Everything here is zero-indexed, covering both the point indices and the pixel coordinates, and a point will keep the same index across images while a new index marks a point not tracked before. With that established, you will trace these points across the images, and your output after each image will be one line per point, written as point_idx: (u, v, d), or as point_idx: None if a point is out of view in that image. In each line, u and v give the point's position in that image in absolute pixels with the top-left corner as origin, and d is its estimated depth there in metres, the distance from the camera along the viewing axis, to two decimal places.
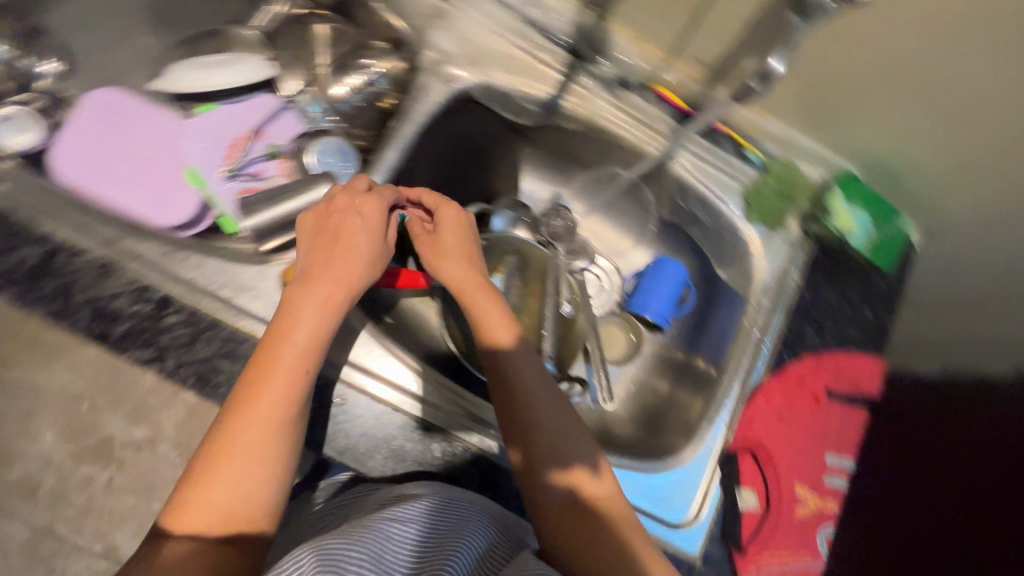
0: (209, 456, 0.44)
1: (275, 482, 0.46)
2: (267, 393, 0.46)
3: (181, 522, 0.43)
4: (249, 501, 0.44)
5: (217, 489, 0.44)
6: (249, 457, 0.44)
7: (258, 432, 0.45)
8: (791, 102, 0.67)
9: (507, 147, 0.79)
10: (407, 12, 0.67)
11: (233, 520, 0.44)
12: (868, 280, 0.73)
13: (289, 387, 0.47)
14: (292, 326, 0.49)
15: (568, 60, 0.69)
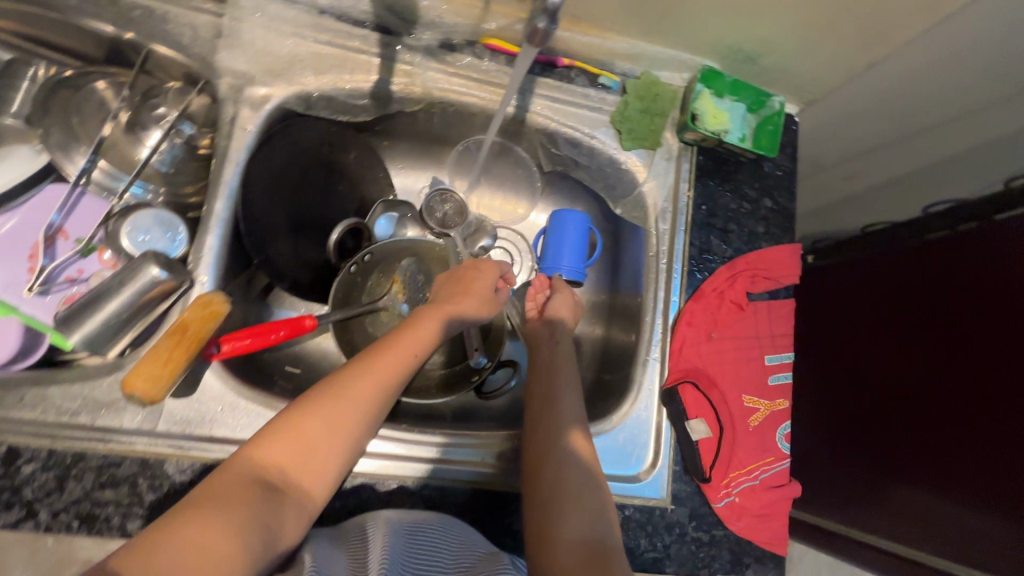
0: (298, 412, 0.48)
1: (335, 469, 0.48)
2: (377, 386, 0.51)
3: (245, 462, 0.45)
4: (313, 470, 0.46)
5: (292, 442, 0.46)
6: (329, 435, 0.47)
7: (345, 421, 0.48)
8: (623, 15, 0.61)
9: (361, 148, 0.71)
10: (181, 41, 0.58)
11: (294, 478, 0.46)
12: (760, 170, 0.70)
13: (381, 401, 0.51)
14: (412, 351, 0.55)
15: (380, 40, 0.62)
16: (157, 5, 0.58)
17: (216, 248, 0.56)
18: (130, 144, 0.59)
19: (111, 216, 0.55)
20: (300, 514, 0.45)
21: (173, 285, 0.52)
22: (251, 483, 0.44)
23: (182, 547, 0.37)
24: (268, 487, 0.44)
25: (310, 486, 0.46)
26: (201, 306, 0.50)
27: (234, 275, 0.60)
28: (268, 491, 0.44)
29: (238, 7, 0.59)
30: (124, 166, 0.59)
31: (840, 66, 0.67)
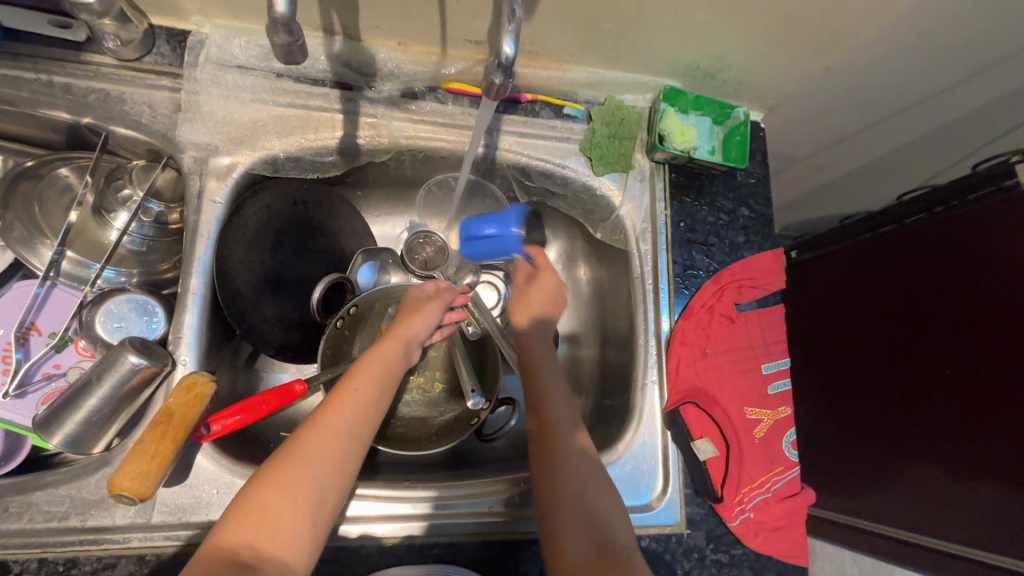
0: (259, 479, 0.42)
1: (315, 528, 0.42)
2: (340, 426, 0.46)
3: (212, 550, 0.39)
4: (288, 535, 0.41)
5: (257, 514, 0.41)
6: (296, 491, 0.42)
7: (311, 470, 0.43)
8: (580, 46, 0.62)
9: (335, 203, 0.70)
10: (140, 119, 0.58)
11: (268, 550, 0.40)
12: (733, 181, 0.71)
13: (350, 438, 0.46)
14: (372, 382, 0.50)
15: (342, 96, 0.62)
16: (112, 87, 0.57)
17: (196, 324, 0.55)
18: (98, 229, 0.58)
19: (85, 305, 0.53)
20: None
21: (155, 371, 0.50)
22: (221, 568, 0.38)
23: None
24: (241, 567, 0.39)
25: (290, 555, 0.40)
26: (185, 390, 0.49)
27: (217, 350, 0.58)
28: (239, 572, 0.38)
29: (194, 79, 0.58)
30: (93, 253, 0.58)
31: (798, 72, 0.68)
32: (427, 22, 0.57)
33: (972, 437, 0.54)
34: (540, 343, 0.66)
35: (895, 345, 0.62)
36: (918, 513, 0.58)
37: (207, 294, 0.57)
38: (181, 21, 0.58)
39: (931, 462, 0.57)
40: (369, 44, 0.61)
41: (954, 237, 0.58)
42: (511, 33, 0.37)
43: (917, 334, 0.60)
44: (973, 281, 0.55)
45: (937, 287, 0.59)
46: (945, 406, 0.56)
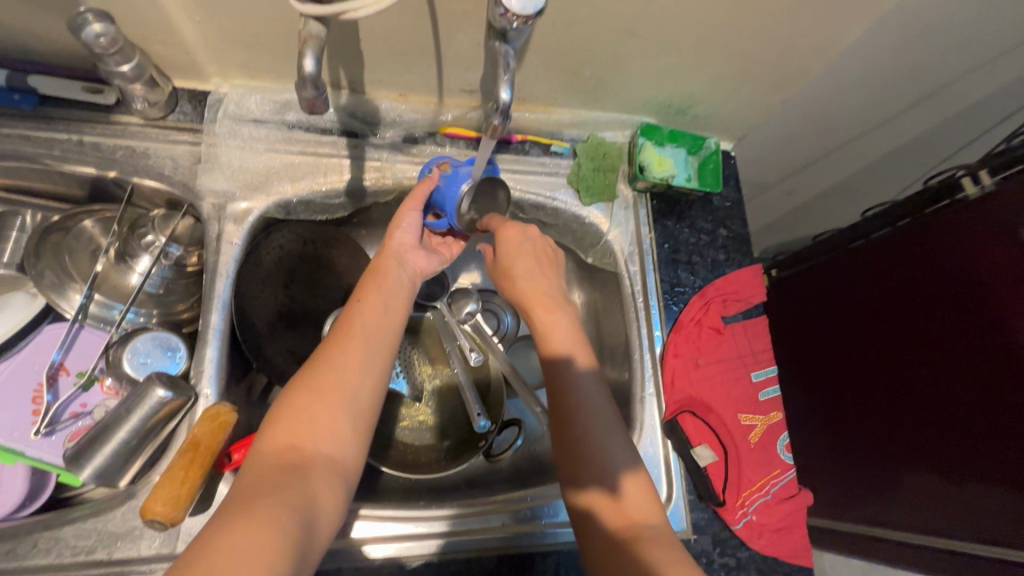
0: (292, 391, 0.46)
1: (354, 426, 0.45)
2: (360, 341, 0.49)
3: (258, 456, 0.42)
4: (328, 431, 0.44)
5: (298, 418, 0.44)
6: (330, 393, 0.45)
7: (343, 375, 0.47)
8: (563, 91, 0.69)
9: (343, 242, 0.74)
10: (163, 171, 0.62)
11: (312, 447, 0.43)
12: (710, 204, 0.77)
13: (370, 349, 0.49)
14: (382, 301, 0.53)
15: (349, 143, 0.68)
16: (138, 143, 0.62)
17: (216, 358, 0.58)
18: (122, 274, 0.61)
19: (111, 345, 0.56)
20: (335, 477, 0.43)
21: (179, 403, 0.53)
22: (272, 468, 0.41)
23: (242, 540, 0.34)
24: (291, 465, 0.41)
25: (334, 450, 0.44)
26: (210, 419, 0.51)
27: (234, 383, 0.61)
28: (290, 467, 0.41)
29: (213, 133, 0.64)
30: (117, 296, 0.61)
31: (759, 105, 0.75)
32: (426, 74, 0.63)
33: (936, 421, 0.74)
34: (554, 298, 0.60)
35: (876, 353, 0.84)
36: (914, 524, 0.76)
37: (226, 329, 0.60)
38: (201, 82, 0.64)
39: (911, 457, 0.77)
40: (372, 96, 0.67)
41: (873, 267, 0.85)
42: (508, 80, 0.43)
43: (866, 340, 0.85)
44: (923, 301, 0.77)
45: (898, 310, 0.81)
46: (915, 398, 0.77)
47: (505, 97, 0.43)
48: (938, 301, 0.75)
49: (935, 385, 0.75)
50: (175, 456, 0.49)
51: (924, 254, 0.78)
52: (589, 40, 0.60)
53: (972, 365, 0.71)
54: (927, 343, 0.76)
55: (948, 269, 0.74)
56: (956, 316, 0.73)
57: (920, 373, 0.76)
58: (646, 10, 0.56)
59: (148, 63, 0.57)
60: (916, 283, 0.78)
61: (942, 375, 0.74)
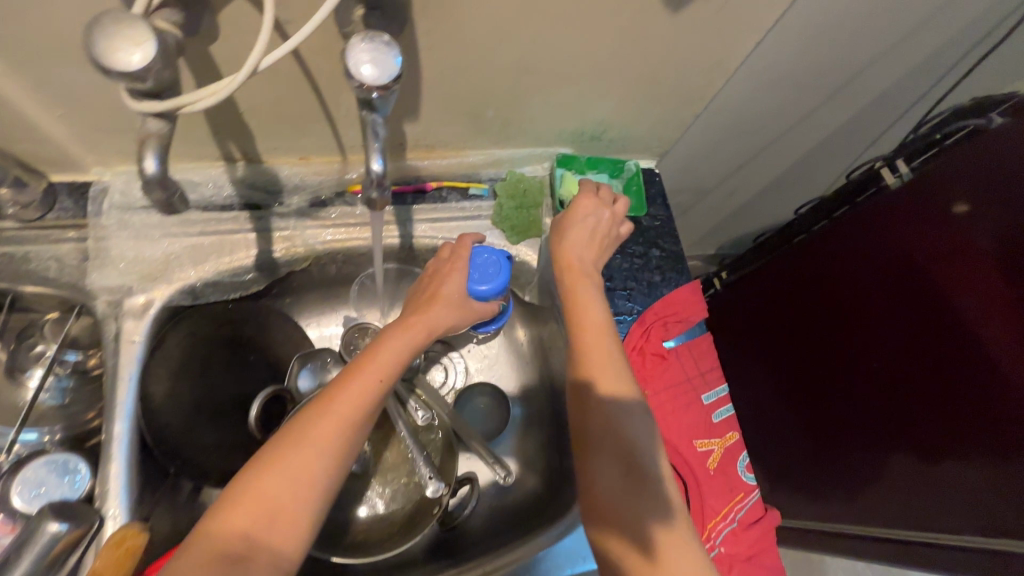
0: (259, 469, 0.45)
1: (312, 515, 0.45)
2: (347, 415, 0.48)
3: (206, 539, 0.42)
4: (285, 523, 0.43)
5: (253, 503, 0.43)
6: (293, 481, 0.44)
7: (316, 458, 0.46)
8: (470, 135, 0.66)
9: (264, 316, 0.70)
10: (49, 275, 0.58)
11: (262, 539, 0.42)
12: (639, 226, 0.76)
13: (355, 427, 0.48)
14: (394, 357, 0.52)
15: (252, 216, 0.64)
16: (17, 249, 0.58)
17: (124, 473, 0.54)
18: (13, 392, 0.57)
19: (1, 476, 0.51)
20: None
21: (77, 534, 0.48)
22: (211, 559, 0.40)
23: None
24: (231, 560, 0.41)
25: (285, 541, 0.43)
26: (114, 546, 0.47)
27: (149, 491, 0.57)
28: (233, 561, 0.41)
29: (100, 226, 0.59)
30: (8, 417, 0.56)
31: (673, 122, 0.75)
32: (321, 136, 0.61)
33: (894, 407, 0.79)
34: (590, 272, 0.59)
35: (831, 351, 0.89)
36: (899, 514, 0.80)
37: (134, 437, 0.56)
38: (81, 173, 0.60)
39: (882, 445, 0.82)
40: (271, 164, 0.64)
41: (815, 268, 0.90)
42: (378, 151, 0.41)
43: (821, 337, 0.90)
44: (864, 297, 0.82)
45: (862, 307, 0.83)
46: (875, 390, 0.82)
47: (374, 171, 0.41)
48: (876, 297, 0.80)
49: (889, 373, 0.79)
50: None
51: (859, 254, 0.82)
52: (482, 83, 0.58)
53: (914, 355, 0.75)
54: (874, 337, 0.81)
55: (881, 265, 0.79)
56: (892, 309, 0.78)
57: (876, 366, 0.81)
58: (533, 49, 0.54)
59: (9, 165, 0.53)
60: (855, 279, 0.83)
61: (890, 366, 0.79)
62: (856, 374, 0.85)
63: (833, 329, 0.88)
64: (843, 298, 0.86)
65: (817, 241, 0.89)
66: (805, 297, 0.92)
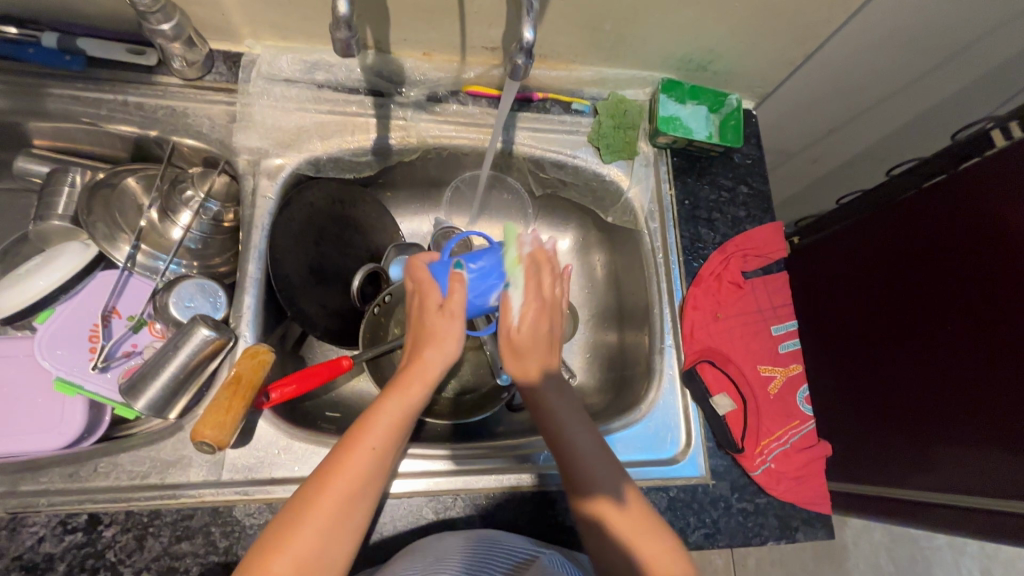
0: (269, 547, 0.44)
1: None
2: (346, 494, 0.46)
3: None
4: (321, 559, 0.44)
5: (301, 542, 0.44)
6: (307, 558, 0.43)
7: (325, 535, 0.44)
8: (585, 47, 0.69)
9: (368, 201, 0.77)
10: (202, 130, 0.66)
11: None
12: (731, 161, 0.77)
13: (376, 469, 0.48)
14: (387, 433, 0.49)
15: (375, 102, 0.70)
16: (177, 104, 0.65)
17: (253, 306, 0.62)
18: (164, 227, 0.64)
19: (158, 292, 0.60)
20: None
21: (221, 343, 0.56)
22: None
23: None
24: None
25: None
26: (250, 357, 0.55)
27: (271, 330, 0.64)
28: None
29: (247, 93, 0.66)
30: (161, 247, 0.64)
31: (782, 61, 0.75)
32: (450, 31, 0.65)
33: (971, 372, 0.71)
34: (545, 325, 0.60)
35: (899, 312, 0.81)
36: (939, 483, 0.73)
37: (262, 279, 0.64)
38: (235, 44, 0.67)
39: (938, 407, 0.74)
40: (398, 56, 0.69)
41: (909, 230, 0.82)
42: (533, 21, 0.44)
43: (896, 303, 0.82)
44: (958, 256, 0.74)
45: (938, 260, 0.77)
46: (940, 363, 0.74)
47: (529, 37, 0.44)
48: (970, 266, 0.72)
49: (967, 352, 0.71)
50: (220, 391, 0.52)
51: (957, 219, 0.75)
52: None
53: (1004, 330, 0.67)
54: (956, 308, 0.73)
55: (982, 229, 0.71)
56: (988, 283, 0.70)
57: (953, 339, 0.73)
58: None
59: (186, 23, 0.59)
60: (948, 243, 0.76)
61: (965, 325, 0.72)
62: (922, 345, 0.77)
63: (904, 282, 0.81)
64: (931, 265, 0.77)
65: (919, 199, 0.81)
66: (895, 258, 0.83)
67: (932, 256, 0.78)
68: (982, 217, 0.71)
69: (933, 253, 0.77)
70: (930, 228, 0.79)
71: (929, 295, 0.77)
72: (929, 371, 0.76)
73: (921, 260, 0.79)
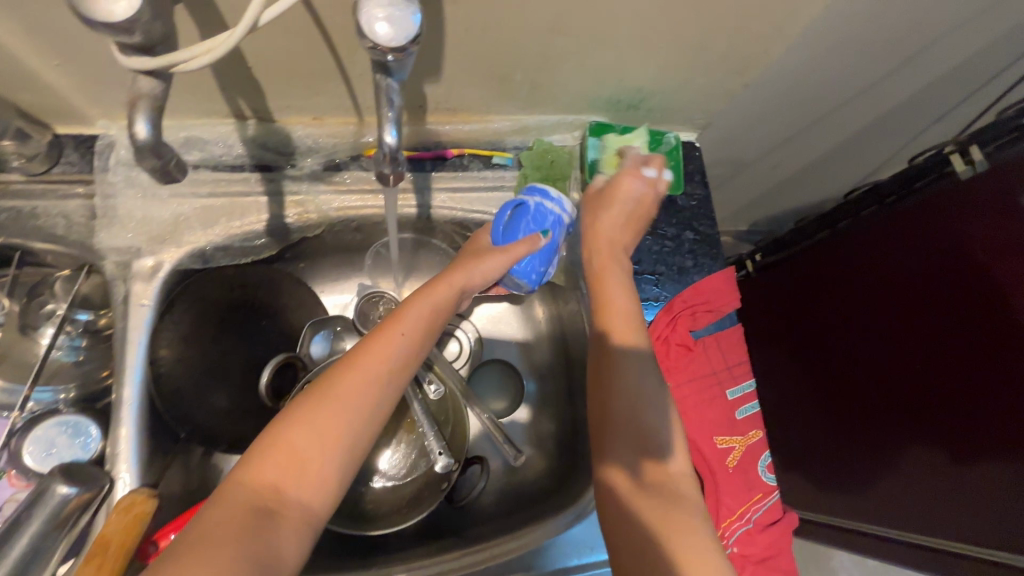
0: (290, 420, 0.43)
1: (338, 475, 0.43)
2: (360, 390, 0.45)
3: (236, 490, 0.40)
4: (311, 477, 0.42)
5: (287, 450, 0.42)
6: (304, 458, 0.42)
7: (323, 438, 0.42)
8: (497, 98, 0.61)
9: (275, 278, 0.67)
10: (57, 231, 0.56)
11: (290, 494, 0.41)
12: (673, 205, 0.70)
13: (381, 370, 0.46)
14: (403, 333, 0.49)
15: (263, 177, 0.61)
16: (21, 203, 0.56)
17: (133, 436, 0.53)
18: (19, 350, 0.55)
19: (14, 433, 0.52)
20: (305, 532, 0.41)
21: (88, 496, 0.49)
22: (241, 509, 0.39)
23: None
24: (265, 512, 0.39)
25: (312, 498, 0.42)
26: (123, 513, 0.47)
27: (161, 456, 0.56)
28: (262, 514, 0.39)
29: (107, 183, 0.57)
30: (21, 375, 0.55)
31: (720, 92, 0.67)
32: (337, 94, 0.56)
33: (940, 404, 0.69)
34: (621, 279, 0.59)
35: (863, 329, 0.79)
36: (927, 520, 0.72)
37: (144, 401, 0.55)
38: (87, 126, 0.57)
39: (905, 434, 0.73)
40: (283, 124, 0.60)
41: (861, 251, 0.80)
42: (392, 123, 0.38)
43: (861, 322, 0.80)
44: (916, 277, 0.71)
45: (897, 282, 0.74)
46: (909, 385, 0.72)
47: (388, 144, 0.38)
48: (922, 287, 0.70)
49: (924, 373, 0.70)
50: (83, 563, 0.45)
51: (907, 244, 0.73)
52: (512, 44, 0.52)
53: (968, 367, 0.65)
54: (909, 326, 0.72)
55: (926, 249, 0.70)
56: (944, 305, 0.68)
57: (911, 356, 0.72)
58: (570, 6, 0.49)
59: (11, 116, 0.50)
60: (902, 270, 0.73)
61: (927, 346, 0.70)
62: (887, 366, 0.76)
63: (863, 301, 0.79)
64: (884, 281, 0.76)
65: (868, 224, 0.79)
66: (853, 279, 0.81)
67: (890, 274, 0.75)
68: (934, 239, 0.69)
69: (890, 272, 0.75)
70: (884, 252, 0.76)
71: (892, 319, 0.75)
72: (899, 391, 0.74)
73: (880, 281, 0.77)
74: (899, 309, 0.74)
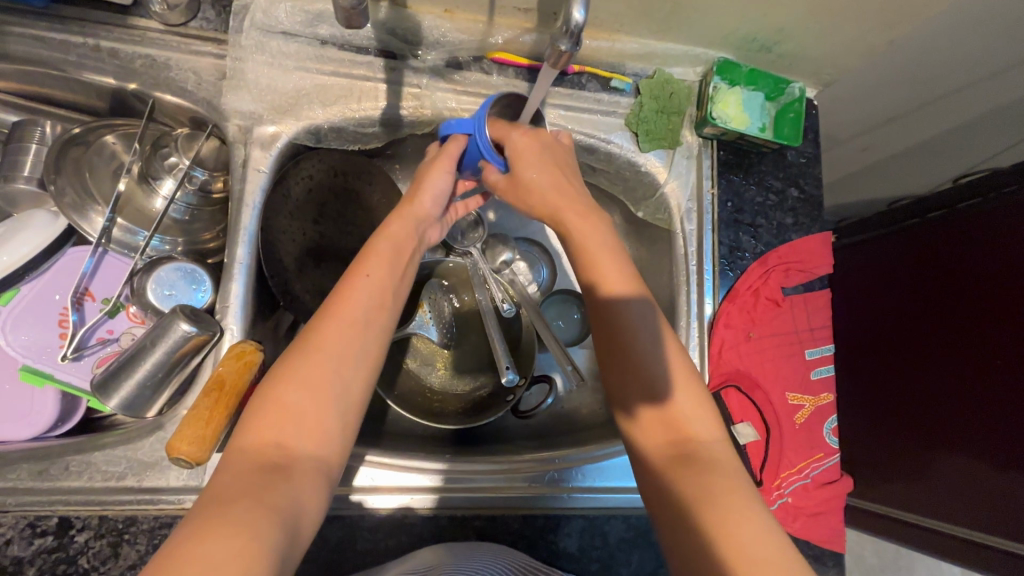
0: (274, 381, 0.42)
1: (340, 424, 0.42)
2: (337, 343, 0.44)
3: (238, 455, 0.39)
4: (315, 427, 0.41)
5: (280, 411, 0.41)
6: (298, 416, 0.41)
7: (313, 392, 0.42)
8: (634, 16, 0.59)
9: (376, 174, 0.69)
10: (186, 86, 0.57)
11: (296, 448, 0.40)
12: (783, 159, 0.68)
13: (358, 322, 0.45)
14: (381, 280, 0.48)
15: (386, 65, 0.61)
16: (158, 53, 0.56)
17: (241, 295, 0.55)
18: (146, 198, 0.58)
19: (136, 272, 0.54)
20: (321, 479, 0.40)
21: (206, 339, 0.50)
22: (252, 468, 0.38)
23: (211, 542, 0.32)
24: (274, 467, 0.39)
25: (318, 450, 0.41)
26: (236, 358, 0.49)
27: (260, 320, 0.59)
28: (272, 470, 0.38)
29: (239, 46, 0.57)
30: (142, 221, 0.58)
31: (861, 46, 0.64)
32: None
33: (995, 409, 0.64)
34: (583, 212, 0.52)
35: (919, 320, 0.73)
36: (945, 512, 0.69)
37: (252, 265, 0.57)
38: None
39: (945, 432, 0.69)
40: (415, 11, 0.59)
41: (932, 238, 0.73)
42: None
43: (919, 312, 0.74)
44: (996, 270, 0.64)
45: (975, 271, 0.67)
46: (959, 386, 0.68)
47: (579, 18, 0.38)
48: (1001, 283, 0.64)
49: (984, 379, 0.65)
50: (199, 396, 0.47)
51: (991, 244, 0.65)
52: None
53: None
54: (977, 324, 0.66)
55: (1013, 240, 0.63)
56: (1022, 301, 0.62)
57: (975, 358, 0.66)
58: None
59: None
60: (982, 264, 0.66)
61: (993, 349, 0.64)
62: (938, 366, 0.70)
63: (924, 292, 0.73)
64: (956, 285, 0.69)
65: (944, 223, 0.71)
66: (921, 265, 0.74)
67: (962, 264, 0.68)
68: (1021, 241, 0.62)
69: (961, 262, 0.68)
70: (962, 236, 0.69)
71: (953, 313, 0.69)
72: (946, 395, 0.69)
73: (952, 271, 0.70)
74: (968, 305, 0.67)
